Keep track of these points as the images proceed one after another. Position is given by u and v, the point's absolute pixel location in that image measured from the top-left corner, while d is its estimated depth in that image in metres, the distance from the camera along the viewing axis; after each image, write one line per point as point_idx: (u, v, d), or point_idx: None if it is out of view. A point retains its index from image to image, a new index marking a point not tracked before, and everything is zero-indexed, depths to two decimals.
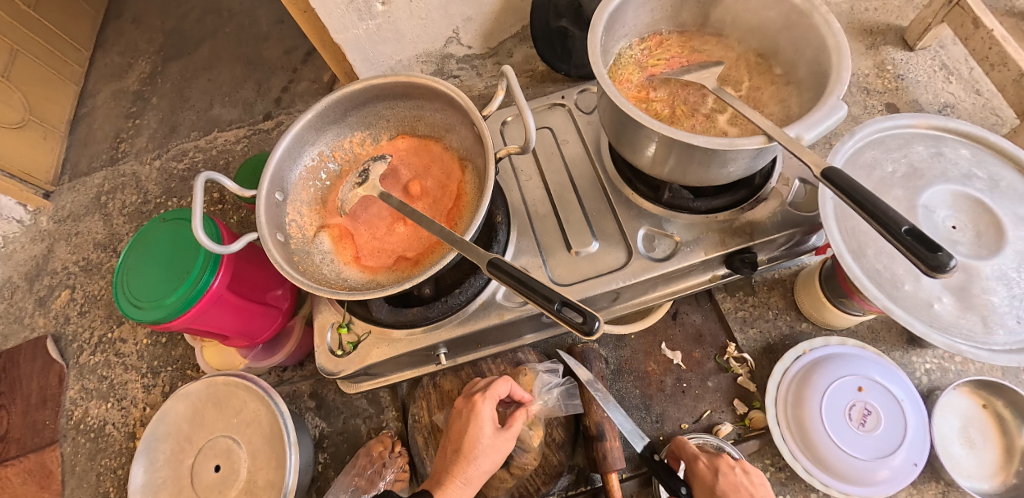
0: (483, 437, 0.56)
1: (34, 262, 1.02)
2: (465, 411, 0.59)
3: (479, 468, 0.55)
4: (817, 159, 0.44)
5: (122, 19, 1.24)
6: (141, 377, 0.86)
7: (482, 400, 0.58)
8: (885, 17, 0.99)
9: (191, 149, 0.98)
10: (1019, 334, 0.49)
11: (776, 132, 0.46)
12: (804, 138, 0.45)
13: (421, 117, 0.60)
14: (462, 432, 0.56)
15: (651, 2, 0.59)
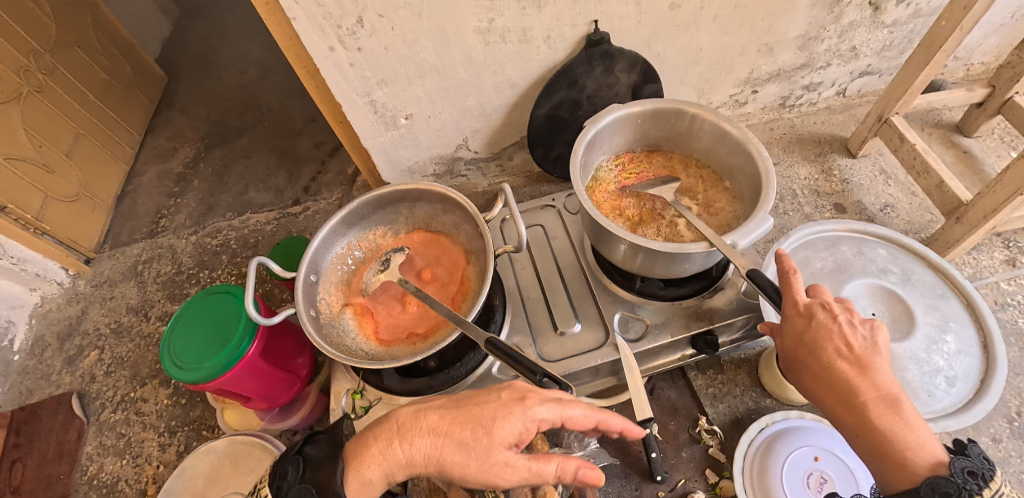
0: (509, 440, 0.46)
1: (68, 322, 1.11)
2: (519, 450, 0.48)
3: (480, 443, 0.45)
4: (745, 262, 0.57)
5: (174, 109, 1.43)
6: (157, 436, 0.92)
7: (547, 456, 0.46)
8: (830, 129, 1.14)
9: (225, 227, 1.10)
10: (929, 405, 0.59)
11: (716, 239, 0.59)
12: (738, 244, 0.58)
13: (434, 216, 0.72)
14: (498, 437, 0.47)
15: (622, 129, 0.74)
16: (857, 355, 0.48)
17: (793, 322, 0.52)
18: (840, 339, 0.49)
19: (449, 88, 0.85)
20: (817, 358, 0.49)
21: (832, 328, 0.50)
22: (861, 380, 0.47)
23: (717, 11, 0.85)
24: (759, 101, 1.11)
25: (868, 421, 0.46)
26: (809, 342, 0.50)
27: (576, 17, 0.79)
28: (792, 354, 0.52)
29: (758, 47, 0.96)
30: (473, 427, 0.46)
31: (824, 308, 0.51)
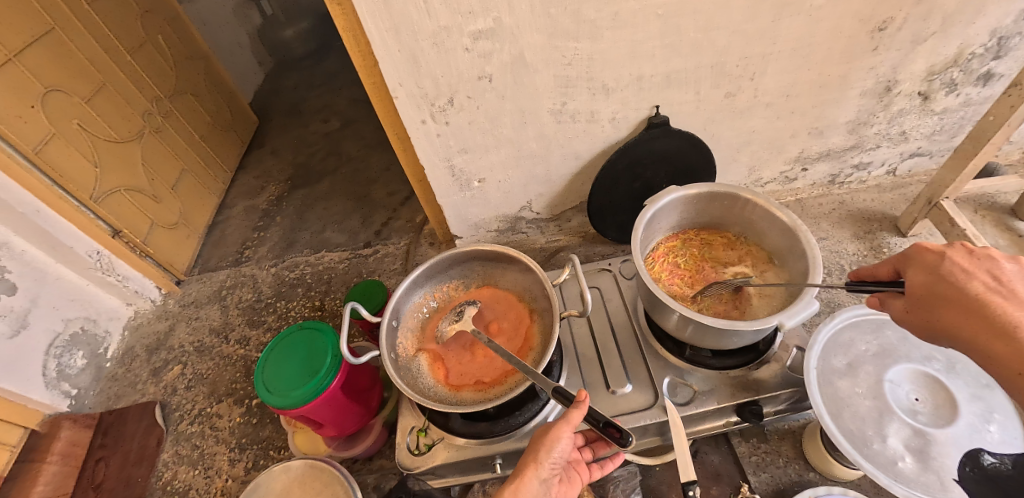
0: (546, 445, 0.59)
1: (156, 336, 1.24)
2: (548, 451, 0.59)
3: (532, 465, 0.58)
4: None
5: (265, 153, 1.63)
6: (229, 450, 1.01)
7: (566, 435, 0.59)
8: (879, 206, 1.16)
9: (303, 262, 1.24)
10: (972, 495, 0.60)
11: (765, 318, 0.64)
12: (785, 324, 0.62)
13: (503, 274, 0.80)
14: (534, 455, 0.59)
15: (678, 209, 0.82)
16: (1008, 291, 0.49)
17: (924, 261, 0.54)
18: (985, 275, 0.51)
19: (521, 157, 0.95)
20: (964, 292, 0.50)
21: (973, 266, 0.52)
22: (1005, 308, 0.48)
23: (769, 100, 0.94)
24: (809, 178, 1.15)
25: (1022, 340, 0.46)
26: (949, 279, 0.51)
27: (639, 102, 0.90)
28: (925, 296, 0.53)
29: (809, 131, 1.02)
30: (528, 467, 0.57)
31: (955, 249, 0.54)
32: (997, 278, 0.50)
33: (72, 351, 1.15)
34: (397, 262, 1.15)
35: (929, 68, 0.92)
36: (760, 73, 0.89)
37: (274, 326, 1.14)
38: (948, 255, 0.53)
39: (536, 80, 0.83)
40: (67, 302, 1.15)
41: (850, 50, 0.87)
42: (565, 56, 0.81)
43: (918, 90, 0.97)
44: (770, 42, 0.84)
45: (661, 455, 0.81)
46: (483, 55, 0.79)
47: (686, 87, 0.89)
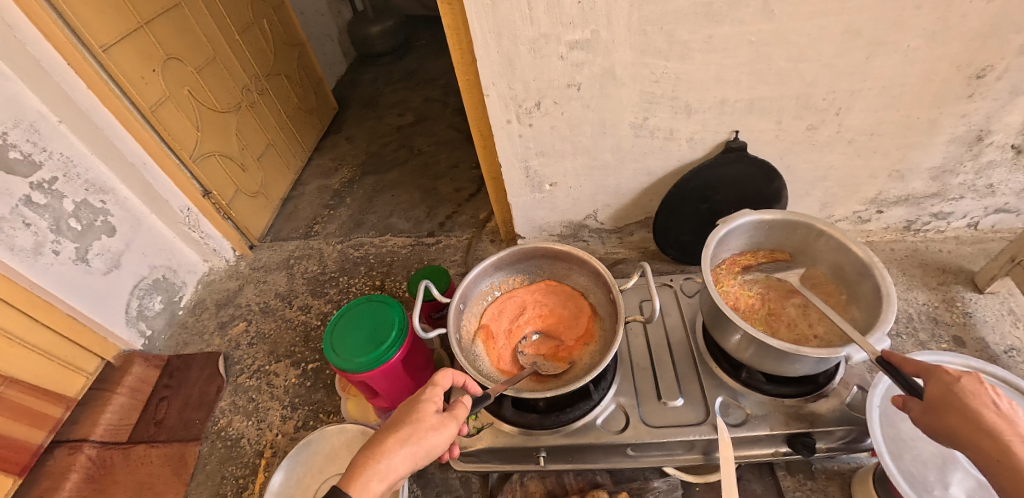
0: (429, 416, 0.55)
1: (226, 293, 1.34)
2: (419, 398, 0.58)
3: (426, 422, 0.54)
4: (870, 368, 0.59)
5: (341, 138, 1.75)
6: (281, 407, 1.07)
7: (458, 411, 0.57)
8: (957, 259, 1.12)
9: (368, 243, 1.32)
10: None
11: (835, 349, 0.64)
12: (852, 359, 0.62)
13: (569, 274, 0.83)
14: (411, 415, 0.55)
15: (749, 233, 0.82)
16: (1009, 421, 0.50)
17: (942, 377, 0.53)
18: (991, 398, 0.51)
19: (594, 167, 0.98)
20: (976, 414, 0.50)
21: (983, 390, 0.52)
22: (1002, 431, 0.49)
23: (852, 137, 0.94)
24: (883, 221, 1.13)
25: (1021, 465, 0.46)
26: (959, 397, 0.51)
27: (719, 126, 0.91)
28: (931, 409, 0.53)
29: (889, 173, 1.01)
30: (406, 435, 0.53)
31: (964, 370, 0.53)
32: (1000, 406, 0.51)
33: (153, 295, 1.25)
34: (457, 254, 1.22)
35: None
36: (846, 108, 0.89)
37: (334, 299, 1.22)
38: (959, 373, 0.53)
39: (622, 93, 0.86)
40: (154, 250, 1.26)
41: (943, 95, 0.85)
42: (654, 73, 0.83)
43: (1011, 143, 0.93)
44: (861, 79, 0.84)
45: (705, 475, 0.80)
46: (576, 65, 0.82)
47: (769, 116, 0.90)
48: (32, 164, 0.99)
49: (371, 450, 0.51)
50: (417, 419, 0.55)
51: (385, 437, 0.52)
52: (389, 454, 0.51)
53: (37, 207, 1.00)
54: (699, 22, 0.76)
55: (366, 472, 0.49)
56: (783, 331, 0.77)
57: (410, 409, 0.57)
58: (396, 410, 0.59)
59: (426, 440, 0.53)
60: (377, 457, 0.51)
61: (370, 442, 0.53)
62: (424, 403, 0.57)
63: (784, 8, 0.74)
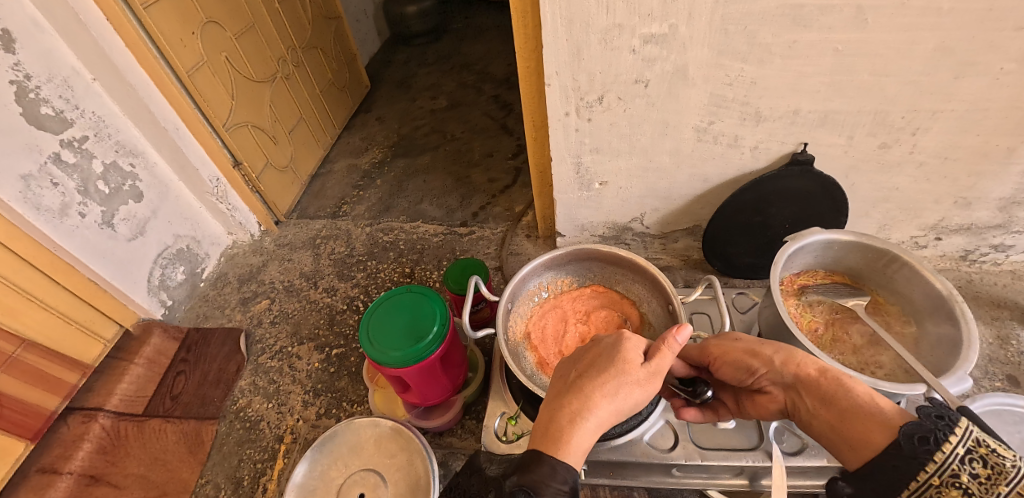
0: (634, 368, 0.51)
1: (249, 269, 1.31)
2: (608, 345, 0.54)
3: (630, 375, 0.51)
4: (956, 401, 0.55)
5: (371, 118, 1.72)
6: (303, 392, 1.04)
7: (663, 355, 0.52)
8: (1012, 295, 1.07)
9: (397, 228, 1.30)
10: None
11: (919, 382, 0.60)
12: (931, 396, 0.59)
13: (619, 280, 0.81)
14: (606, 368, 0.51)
15: (815, 252, 0.78)
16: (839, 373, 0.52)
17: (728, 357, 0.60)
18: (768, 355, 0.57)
19: (648, 169, 0.94)
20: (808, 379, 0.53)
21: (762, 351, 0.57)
22: (809, 384, 0.52)
23: (923, 159, 0.89)
24: (938, 248, 1.08)
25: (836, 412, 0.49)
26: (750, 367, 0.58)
27: (787, 137, 0.86)
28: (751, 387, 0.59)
29: (955, 200, 0.96)
30: (608, 384, 0.50)
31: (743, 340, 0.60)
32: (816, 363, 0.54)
33: (175, 265, 1.22)
34: (491, 247, 1.20)
35: None
36: (924, 129, 0.83)
37: (361, 283, 1.20)
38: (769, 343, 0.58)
39: (691, 94, 0.81)
40: (180, 219, 1.23)
41: None
42: (728, 75, 0.78)
43: None
44: (943, 101, 0.79)
45: None
46: (646, 60, 0.77)
47: (841, 130, 0.85)
48: (64, 121, 0.95)
49: (569, 410, 0.49)
50: (611, 375, 0.50)
51: (581, 397, 0.49)
52: (591, 416, 0.49)
53: (66, 166, 0.96)
54: (785, 25, 0.71)
55: (567, 433, 0.48)
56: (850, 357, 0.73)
57: (598, 365, 0.52)
58: (577, 363, 0.55)
59: (627, 397, 0.50)
60: (579, 417, 0.49)
61: (569, 394, 0.51)
62: (612, 357, 0.52)
63: (879, 17, 0.69)
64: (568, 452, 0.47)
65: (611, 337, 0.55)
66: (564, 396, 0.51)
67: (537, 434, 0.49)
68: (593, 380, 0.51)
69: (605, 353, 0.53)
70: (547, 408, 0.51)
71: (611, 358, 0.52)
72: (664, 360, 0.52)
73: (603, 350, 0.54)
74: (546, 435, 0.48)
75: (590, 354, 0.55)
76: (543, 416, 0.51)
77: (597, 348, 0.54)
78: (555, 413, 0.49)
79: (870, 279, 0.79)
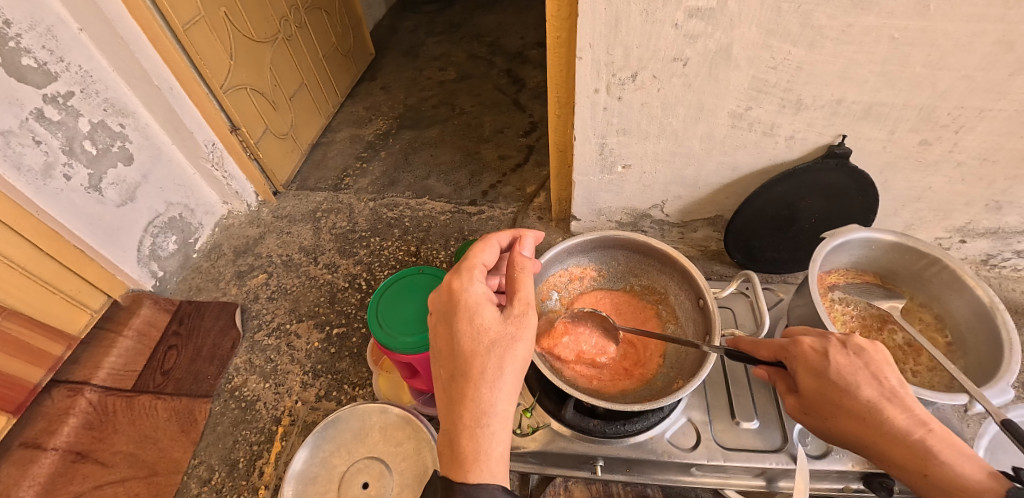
0: (489, 327, 0.51)
1: (245, 241, 1.25)
2: (463, 307, 0.52)
3: (518, 350, 0.51)
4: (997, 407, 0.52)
5: (376, 86, 1.65)
6: (302, 373, 1.00)
7: (528, 311, 0.53)
8: None
9: (403, 204, 1.25)
10: None
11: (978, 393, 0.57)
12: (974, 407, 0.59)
13: (646, 270, 0.77)
14: (471, 341, 0.50)
15: (853, 251, 0.77)
16: (891, 392, 0.51)
17: (806, 360, 0.55)
18: (866, 373, 0.52)
19: (677, 154, 0.90)
20: (865, 406, 0.51)
21: (857, 368, 0.52)
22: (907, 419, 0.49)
23: (963, 160, 0.83)
24: (961, 251, 1.05)
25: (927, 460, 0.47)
26: (841, 376, 0.52)
27: (827, 127, 0.81)
28: (820, 397, 0.53)
29: (987, 202, 0.91)
30: (482, 362, 0.49)
31: (833, 344, 0.55)
32: (877, 376, 0.52)
33: (167, 234, 1.15)
34: (502, 227, 1.15)
35: None
36: (969, 127, 0.77)
37: (364, 261, 1.15)
38: (827, 349, 0.54)
39: (732, 77, 0.76)
40: (172, 185, 1.15)
41: None
42: (774, 58, 0.72)
43: None
44: (996, 98, 0.72)
45: None
46: (689, 36, 0.71)
47: (884, 123, 0.79)
48: (47, 74, 0.87)
49: (464, 420, 0.47)
50: (491, 360, 0.49)
51: (470, 403, 0.47)
52: (489, 409, 0.47)
53: (50, 123, 0.88)
54: (844, 7, 0.64)
55: (475, 449, 0.46)
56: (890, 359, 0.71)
57: (456, 354, 0.50)
58: (441, 362, 0.52)
59: (513, 375, 0.49)
60: (477, 423, 0.47)
61: (461, 389, 0.48)
62: (485, 339, 0.50)
63: (944, 4, 0.62)
64: (483, 472, 0.45)
65: (458, 288, 0.54)
66: (453, 409, 0.48)
67: (445, 462, 0.47)
68: (472, 376, 0.48)
69: (453, 333, 0.51)
70: (445, 427, 0.48)
71: (474, 338, 0.50)
72: (522, 313, 0.53)
73: (453, 335, 0.51)
74: (452, 461, 0.46)
75: (442, 340, 0.52)
76: (443, 443, 0.48)
77: (443, 328, 0.52)
78: (453, 432, 0.47)
79: (903, 281, 0.78)
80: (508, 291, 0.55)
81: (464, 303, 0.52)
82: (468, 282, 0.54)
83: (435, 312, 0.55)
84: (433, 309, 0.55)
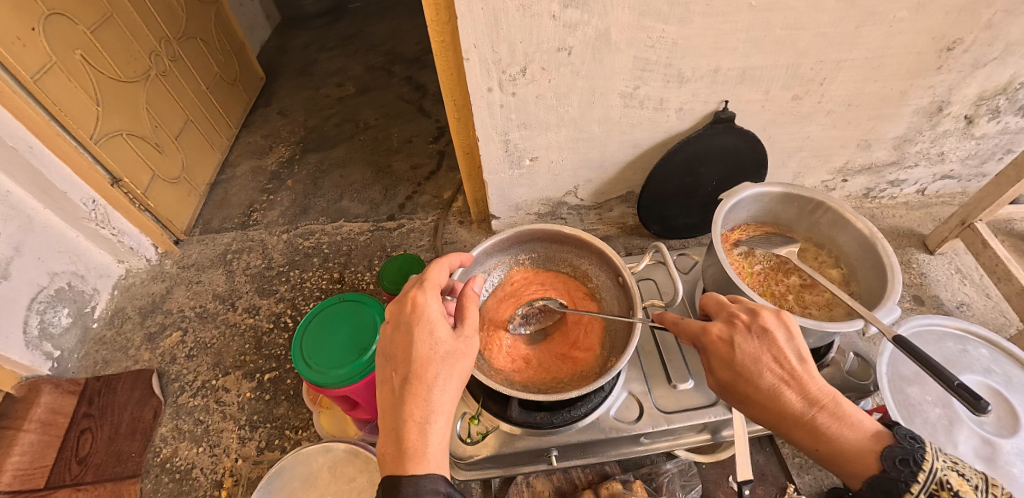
0: (439, 341, 0.52)
1: (151, 299, 1.14)
2: (417, 317, 0.53)
3: (462, 365, 0.53)
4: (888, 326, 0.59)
5: (273, 111, 1.57)
6: (238, 428, 0.93)
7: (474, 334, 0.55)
8: (908, 223, 1.17)
9: (318, 231, 1.19)
10: None
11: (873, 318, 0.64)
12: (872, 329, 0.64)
13: (566, 257, 0.78)
14: (421, 348, 0.51)
15: (748, 207, 0.82)
16: (785, 369, 0.51)
17: (717, 354, 0.54)
18: (765, 355, 0.52)
19: (580, 140, 0.93)
20: (754, 386, 0.51)
21: (756, 347, 0.52)
22: (815, 388, 0.50)
23: (832, 108, 0.92)
24: (845, 189, 1.15)
25: (821, 437, 0.49)
26: (744, 366, 0.52)
27: (710, 96, 0.87)
28: (732, 386, 0.53)
29: (858, 142, 1.01)
30: (430, 370, 0.50)
31: (738, 328, 0.54)
32: (773, 355, 0.52)
33: (57, 308, 1.03)
34: (424, 238, 1.14)
35: (981, 92, 0.91)
36: (831, 78, 0.85)
37: (286, 297, 1.09)
38: (729, 339, 0.54)
39: (616, 59, 0.78)
40: (55, 253, 1.03)
41: (919, 68, 0.85)
42: (651, 37, 0.75)
43: (966, 113, 0.96)
44: (849, 49, 0.80)
45: (714, 453, 0.80)
46: (567, 26, 0.73)
47: (759, 85, 0.86)
48: None
49: (413, 418, 0.48)
50: (444, 371, 0.51)
51: (420, 403, 0.49)
52: (436, 410, 0.49)
53: None
54: None
55: (420, 448, 0.47)
56: (792, 299, 0.77)
57: (411, 363, 0.50)
58: (394, 364, 0.52)
59: (460, 387, 0.52)
60: (425, 420, 0.48)
61: (412, 388, 0.49)
62: (441, 350, 0.51)
63: None
64: (424, 468, 0.46)
65: (420, 301, 0.54)
66: (402, 408, 0.49)
67: (389, 459, 0.47)
68: (425, 380, 0.50)
69: (411, 342, 0.51)
70: (391, 424, 0.49)
71: (430, 349, 0.51)
72: (471, 336, 0.55)
73: (408, 342, 0.51)
74: (399, 456, 0.47)
75: (397, 346, 0.52)
76: (388, 439, 0.48)
77: (401, 338, 0.52)
78: (402, 428, 0.48)
79: (797, 226, 0.84)
80: (461, 307, 0.56)
81: (423, 314, 0.53)
82: (429, 298, 0.54)
83: (393, 323, 0.54)
84: (389, 318, 0.55)
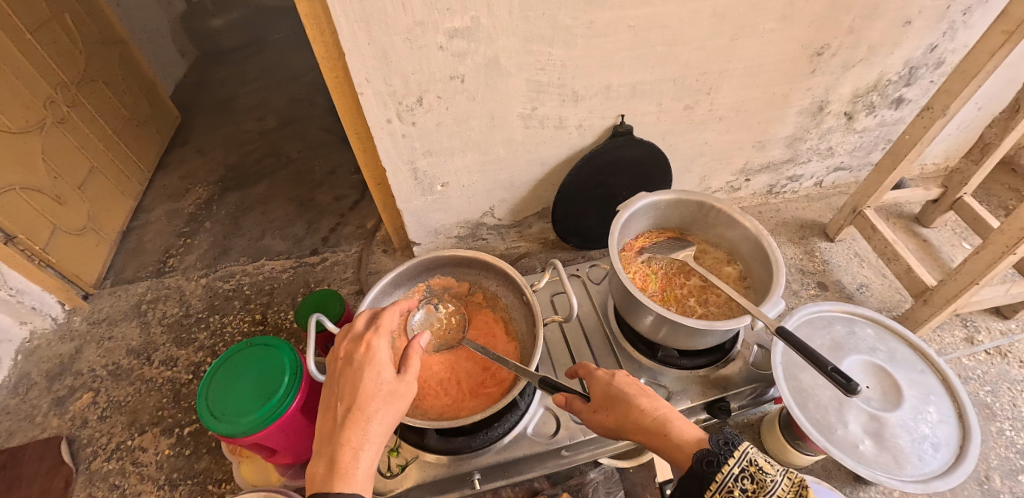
0: (382, 381, 0.51)
1: (58, 360, 1.07)
2: (367, 354, 0.52)
3: (403, 403, 0.52)
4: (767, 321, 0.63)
5: (189, 150, 1.52)
6: (156, 489, 0.88)
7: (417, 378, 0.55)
8: (809, 214, 1.25)
9: (239, 272, 1.16)
10: (921, 467, 0.69)
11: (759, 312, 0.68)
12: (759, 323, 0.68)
13: (475, 280, 0.80)
14: (366, 383, 0.50)
15: (645, 216, 0.86)
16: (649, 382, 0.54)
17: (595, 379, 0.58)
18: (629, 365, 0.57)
19: (487, 163, 0.95)
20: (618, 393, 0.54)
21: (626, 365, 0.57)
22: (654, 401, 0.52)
23: (722, 114, 0.98)
24: (750, 188, 1.22)
25: (658, 424, 0.49)
26: (606, 380, 0.56)
27: (606, 111, 0.91)
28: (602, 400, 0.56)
29: (753, 144, 1.08)
30: (371, 404, 0.49)
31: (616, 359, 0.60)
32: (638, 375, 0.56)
33: None
34: (348, 270, 1.13)
35: (855, 91, 1.00)
36: (715, 88, 0.91)
37: (206, 344, 1.05)
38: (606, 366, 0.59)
39: (509, 84, 0.81)
40: None
41: (796, 73, 0.92)
42: (539, 61, 0.79)
43: (844, 110, 1.05)
44: (727, 60, 0.86)
45: (637, 456, 0.82)
46: (456, 55, 0.75)
47: (651, 98, 0.90)
48: None
49: (348, 446, 0.47)
50: (384, 407, 0.50)
51: (356, 433, 0.48)
52: (371, 441, 0.48)
53: None
54: (580, 7, 0.72)
55: (349, 474, 0.46)
56: (694, 300, 0.80)
57: (354, 396, 0.50)
58: (340, 392, 0.51)
59: (396, 426, 0.51)
60: (359, 449, 0.47)
61: (352, 418, 0.48)
62: (385, 389, 0.51)
63: None
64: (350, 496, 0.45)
65: (376, 338, 0.53)
66: (338, 437, 0.48)
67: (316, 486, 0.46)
68: (365, 411, 0.49)
69: (358, 377, 0.50)
70: (326, 452, 0.47)
71: (373, 386, 0.50)
72: (412, 382, 0.54)
73: (354, 377, 0.51)
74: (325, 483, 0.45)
75: (343, 380, 0.51)
76: (320, 463, 0.47)
77: (348, 373, 0.51)
78: (334, 455, 0.46)
79: (694, 228, 0.89)
80: (406, 354, 0.55)
81: (373, 352, 0.52)
82: (382, 337, 0.54)
83: (344, 358, 0.53)
84: (342, 354, 0.54)
